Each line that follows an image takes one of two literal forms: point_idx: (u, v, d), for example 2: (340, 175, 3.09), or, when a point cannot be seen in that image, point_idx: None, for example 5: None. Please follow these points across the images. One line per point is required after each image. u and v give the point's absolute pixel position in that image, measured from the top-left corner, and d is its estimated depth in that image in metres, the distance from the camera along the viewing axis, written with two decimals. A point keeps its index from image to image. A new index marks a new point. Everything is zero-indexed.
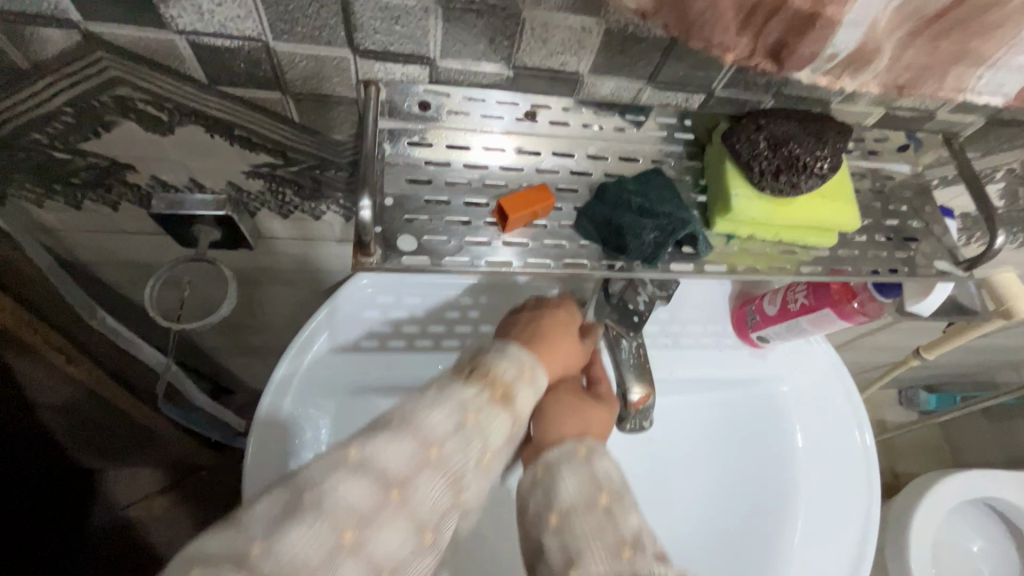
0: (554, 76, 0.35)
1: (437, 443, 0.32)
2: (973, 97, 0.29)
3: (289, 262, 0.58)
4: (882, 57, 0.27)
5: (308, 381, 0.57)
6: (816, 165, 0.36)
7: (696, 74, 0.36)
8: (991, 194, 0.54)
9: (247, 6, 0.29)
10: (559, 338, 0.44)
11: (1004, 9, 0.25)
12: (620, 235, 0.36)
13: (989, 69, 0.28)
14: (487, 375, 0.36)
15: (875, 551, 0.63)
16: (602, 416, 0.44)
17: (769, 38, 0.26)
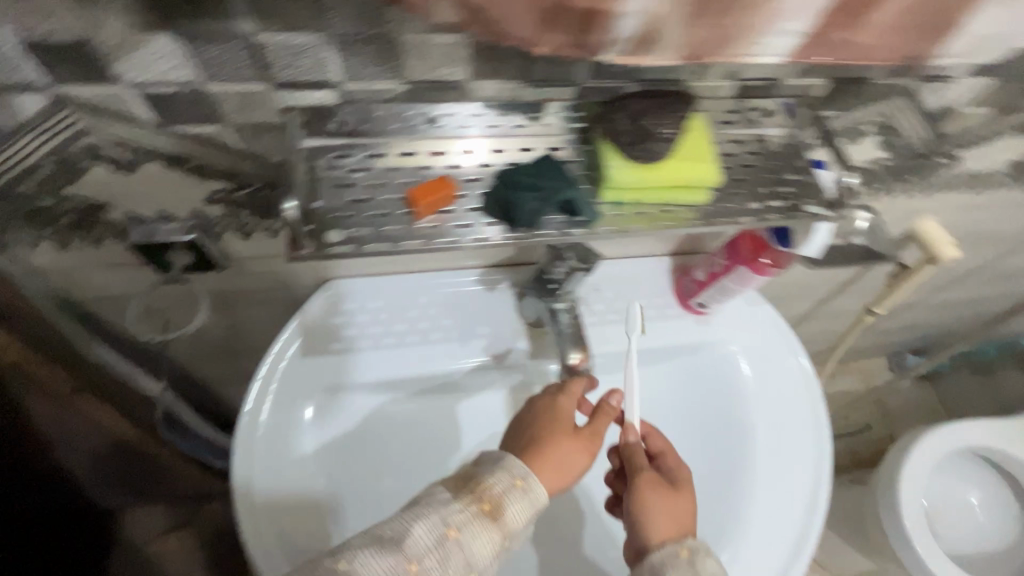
0: (443, 85, 0.42)
1: (417, 558, 0.41)
2: (753, 57, 0.36)
3: (262, 280, 0.65)
4: (671, 35, 0.33)
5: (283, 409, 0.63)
6: (662, 134, 0.44)
7: (560, 69, 0.43)
8: (870, 145, 0.60)
9: (179, 58, 0.37)
10: (560, 447, 0.51)
11: None
12: (513, 210, 0.43)
13: (762, 35, 0.35)
14: (478, 493, 0.45)
15: (830, 479, 0.68)
16: (685, 503, 0.55)
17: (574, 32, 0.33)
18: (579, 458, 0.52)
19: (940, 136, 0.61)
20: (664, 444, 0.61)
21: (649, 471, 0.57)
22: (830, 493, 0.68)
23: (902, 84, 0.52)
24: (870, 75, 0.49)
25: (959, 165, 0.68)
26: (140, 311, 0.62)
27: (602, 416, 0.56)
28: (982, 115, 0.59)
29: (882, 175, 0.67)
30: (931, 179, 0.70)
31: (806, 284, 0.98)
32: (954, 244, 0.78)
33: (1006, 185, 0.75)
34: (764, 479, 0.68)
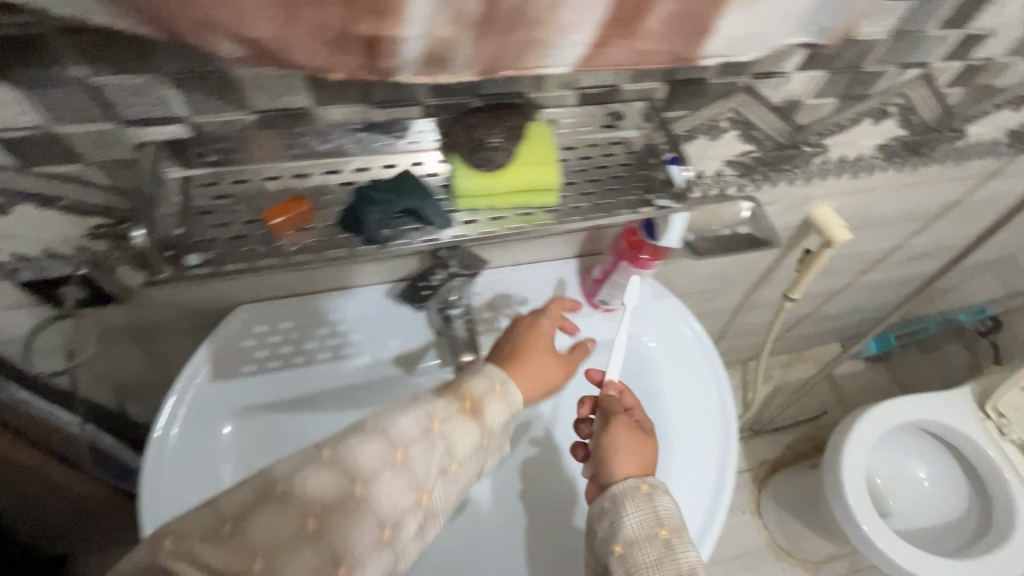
0: (291, 113, 0.46)
1: (404, 446, 0.41)
2: (543, 69, 0.40)
3: (170, 309, 0.67)
4: (459, 54, 0.37)
5: (199, 434, 0.65)
6: (494, 143, 0.48)
7: (399, 91, 0.46)
8: (730, 140, 0.64)
9: (22, 104, 0.39)
10: (536, 359, 0.58)
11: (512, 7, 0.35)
12: (359, 222, 0.47)
13: (544, 47, 0.38)
14: (459, 392, 0.47)
15: (735, 458, 0.71)
16: (649, 448, 0.61)
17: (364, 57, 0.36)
18: (551, 373, 0.58)
19: (797, 128, 0.66)
20: (633, 401, 0.67)
21: (624, 415, 0.63)
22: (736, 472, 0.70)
23: (738, 83, 0.56)
24: (703, 76, 0.53)
25: (827, 153, 0.73)
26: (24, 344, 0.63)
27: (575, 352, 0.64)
28: (830, 104, 0.63)
29: (755, 167, 0.71)
30: (805, 167, 0.74)
31: (723, 272, 1.03)
32: (843, 228, 0.83)
33: (881, 169, 0.80)
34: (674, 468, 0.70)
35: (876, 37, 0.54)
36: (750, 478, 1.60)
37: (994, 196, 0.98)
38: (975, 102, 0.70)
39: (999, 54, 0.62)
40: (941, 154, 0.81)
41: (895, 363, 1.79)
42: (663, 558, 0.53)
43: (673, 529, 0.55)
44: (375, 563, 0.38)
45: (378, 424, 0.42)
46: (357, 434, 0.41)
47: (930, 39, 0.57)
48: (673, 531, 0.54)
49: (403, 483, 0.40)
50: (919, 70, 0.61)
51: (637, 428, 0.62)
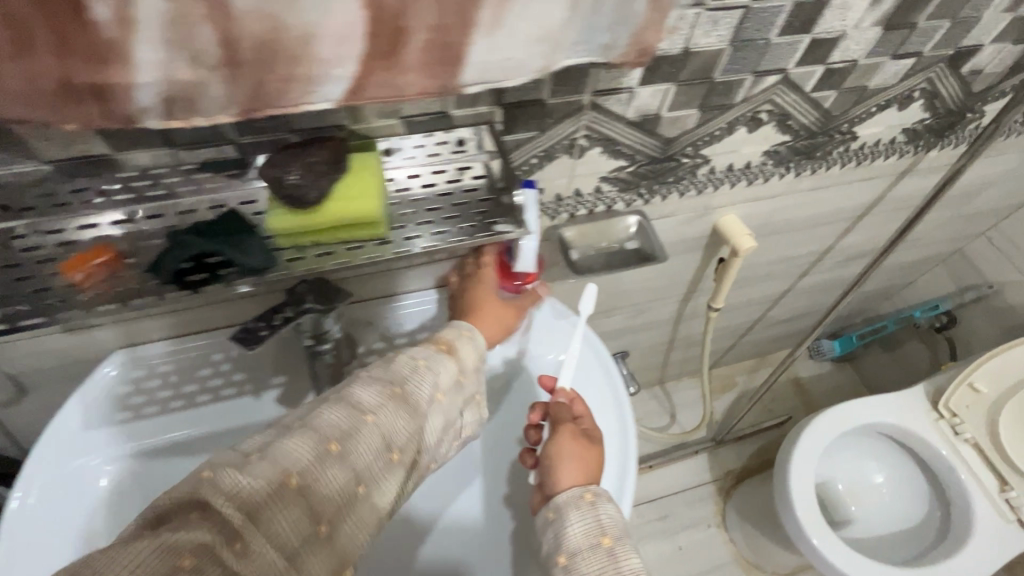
0: (92, 160, 0.45)
1: (401, 382, 0.46)
2: (310, 105, 0.39)
3: (39, 356, 0.66)
4: (207, 95, 0.36)
5: (66, 488, 0.62)
6: (294, 181, 0.45)
7: (201, 132, 0.45)
8: (596, 156, 0.63)
9: None
10: (487, 308, 0.61)
11: (246, 44, 0.34)
12: (165, 266, 0.46)
13: (303, 82, 0.37)
14: (435, 339, 0.53)
15: (632, 479, 0.65)
16: (595, 457, 0.58)
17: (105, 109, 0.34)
18: (503, 322, 0.62)
19: (666, 141, 0.65)
20: (585, 409, 0.65)
21: (570, 424, 0.61)
22: (633, 496, 0.64)
23: (581, 102, 0.55)
24: (537, 96, 0.52)
25: (711, 163, 0.72)
26: None
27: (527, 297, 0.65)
28: (694, 116, 0.62)
29: (637, 182, 0.70)
30: (692, 178, 0.73)
31: (647, 286, 1.01)
32: (745, 237, 0.83)
33: (777, 176, 0.79)
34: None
35: (716, 48, 0.54)
36: (715, 489, 1.56)
37: (912, 195, 0.96)
38: (854, 104, 0.69)
39: (861, 55, 0.61)
40: (839, 156, 0.79)
41: (862, 363, 1.76)
42: (605, 568, 0.49)
43: (617, 536, 0.51)
44: (388, 482, 0.43)
45: (378, 369, 0.47)
46: (366, 379, 0.46)
47: (778, 45, 0.56)
48: (617, 538, 0.51)
49: (406, 413, 0.45)
50: (779, 76, 0.60)
51: (584, 436, 0.60)
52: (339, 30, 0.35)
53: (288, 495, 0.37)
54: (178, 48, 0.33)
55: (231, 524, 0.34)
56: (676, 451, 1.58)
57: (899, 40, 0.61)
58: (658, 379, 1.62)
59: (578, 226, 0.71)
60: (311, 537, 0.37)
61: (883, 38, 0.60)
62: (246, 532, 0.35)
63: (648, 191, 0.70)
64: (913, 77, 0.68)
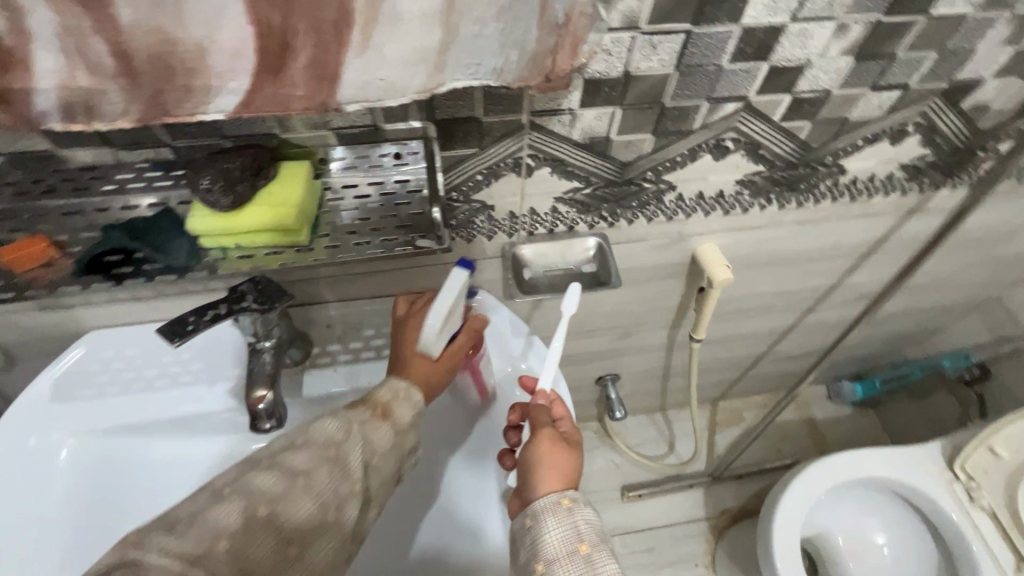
0: (38, 155, 0.48)
1: (335, 446, 0.49)
2: (205, 116, 0.40)
3: (20, 330, 0.71)
4: (107, 101, 0.38)
5: (28, 462, 0.66)
6: (209, 186, 0.46)
7: (136, 134, 0.47)
8: (547, 176, 0.62)
9: None
10: (416, 359, 0.58)
11: (136, 57, 0.36)
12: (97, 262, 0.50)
13: (196, 94, 0.38)
14: (369, 402, 0.54)
15: None
16: (574, 461, 0.57)
17: (9, 110, 0.37)
18: (436, 367, 0.59)
19: (622, 165, 0.63)
20: (564, 410, 0.63)
21: (549, 426, 0.59)
22: None
23: (519, 122, 0.54)
24: (470, 113, 0.52)
25: (678, 190, 0.69)
26: None
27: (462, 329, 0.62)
28: (650, 141, 0.60)
29: (597, 205, 0.68)
30: (659, 204, 0.70)
31: (628, 310, 0.98)
32: (723, 267, 0.79)
33: (757, 206, 0.75)
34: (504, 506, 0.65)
35: (660, 73, 0.52)
36: (708, 526, 1.48)
37: (922, 235, 0.89)
38: (834, 136, 0.65)
39: (834, 85, 0.57)
40: (827, 190, 0.75)
41: (885, 409, 1.64)
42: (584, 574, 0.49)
43: (593, 541, 0.51)
44: (319, 541, 0.46)
45: (310, 432, 0.49)
46: (301, 441, 0.49)
47: (732, 72, 0.53)
48: (595, 545, 0.51)
49: (336, 474, 0.48)
50: (740, 104, 0.57)
51: (563, 439, 0.59)
52: (227, 46, 0.36)
53: (217, 561, 0.40)
54: (75, 57, 0.35)
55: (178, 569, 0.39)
56: (670, 482, 1.52)
57: (877, 71, 0.57)
58: (658, 406, 1.56)
59: (535, 245, 0.70)
60: None
61: (856, 68, 0.56)
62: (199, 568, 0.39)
63: (607, 214, 0.68)
64: (903, 110, 0.63)
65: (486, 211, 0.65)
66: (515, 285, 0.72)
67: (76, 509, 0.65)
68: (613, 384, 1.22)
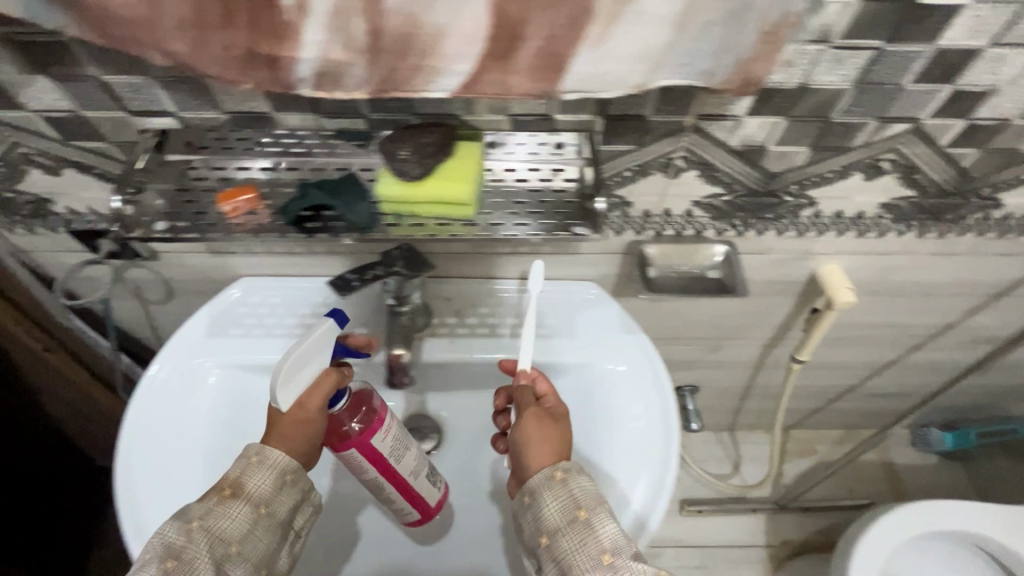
0: (256, 115, 0.54)
1: (174, 555, 0.50)
2: (428, 93, 0.44)
3: (186, 270, 0.80)
4: (352, 72, 0.42)
5: (184, 383, 0.75)
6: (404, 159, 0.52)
7: (341, 104, 0.53)
8: (692, 179, 0.63)
9: (59, 93, 0.52)
10: (276, 423, 0.57)
11: (387, 34, 0.40)
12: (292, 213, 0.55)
13: (429, 73, 0.43)
14: (221, 483, 0.56)
15: (670, 488, 0.67)
16: (563, 435, 0.59)
17: (271, 75, 0.42)
18: (297, 432, 0.57)
19: (769, 175, 0.63)
20: (548, 385, 0.64)
21: (533, 406, 0.60)
22: (666, 506, 0.67)
23: (682, 123, 0.56)
24: (639, 110, 0.54)
25: (817, 207, 0.68)
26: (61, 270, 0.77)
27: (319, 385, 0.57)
28: (804, 154, 0.60)
29: (732, 213, 0.69)
30: (794, 219, 0.70)
31: (728, 323, 0.98)
32: (847, 290, 0.77)
33: (894, 232, 0.73)
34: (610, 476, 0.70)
35: (836, 87, 0.52)
36: (767, 555, 1.45)
37: None
38: (999, 168, 0.63)
39: (1015, 115, 0.55)
40: (975, 224, 0.71)
41: (976, 464, 1.53)
42: (585, 539, 0.52)
43: (591, 506, 0.53)
44: None
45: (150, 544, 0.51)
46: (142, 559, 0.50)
47: (912, 92, 0.53)
48: (592, 509, 0.53)
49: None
50: (909, 125, 0.56)
51: (548, 416, 0.60)
52: (464, 33, 0.40)
53: None
54: (339, 33, 0.40)
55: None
56: (732, 503, 1.49)
57: None
58: (727, 425, 1.54)
59: (661, 245, 0.71)
60: None
61: None
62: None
63: (739, 223, 0.69)
64: None
65: (623, 208, 0.67)
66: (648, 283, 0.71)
67: (218, 432, 0.73)
68: (691, 396, 1.21)
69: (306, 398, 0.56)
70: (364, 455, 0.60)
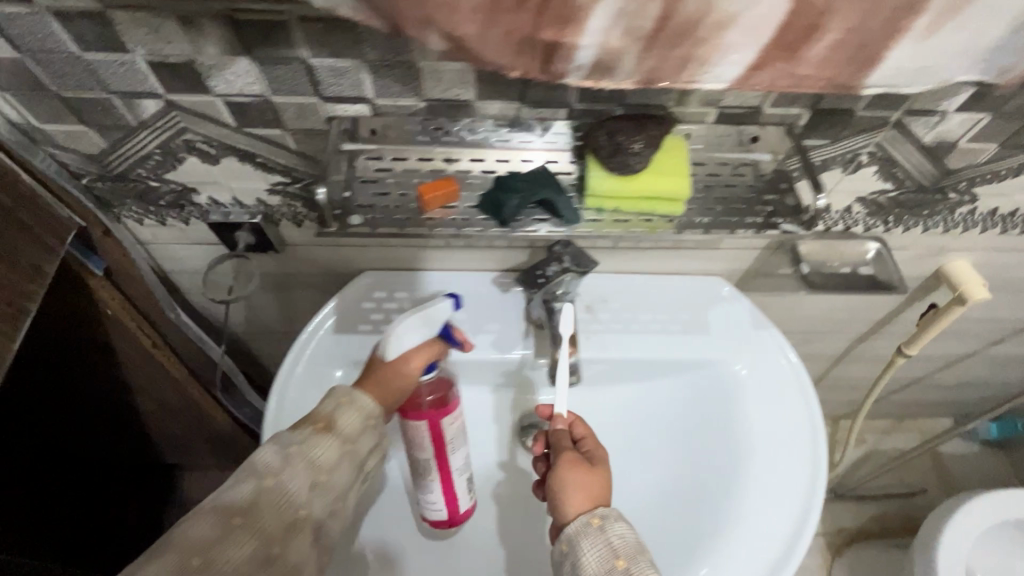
0: (455, 103, 0.52)
1: (272, 473, 0.52)
2: (701, 83, 0.42)
3: (307, 266, 0.76)
4: (625, 61, 0.40)
5: (322, 379, 0.72)
6: (632, 147, 0.49)
7: (551, 93, 0.50)
8: (868, 176, 0.62)
9: (255, 76, 0.48)
10: (378, 372, 0.60)
11: (679, 20, 0.38)
12: (499, 207, 0.52)
13: (707, 64, 0.41)
14: (312, 417, 0.57)
15: (824, 491, 0.69)
16: (601, 480, 0.60)
17: (541, 62, 0.40)
18: (395, 387, 0.59)
19: (945, 172, 0.62)
20: (586, 430, 0.66)
21: (570, 452, 0.62)
22: (823, 508, 0.68)
23: (888, 119, 0.55)
24: (851, 105, 0.53)
25: (975, 203, 0.68)
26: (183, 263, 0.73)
27: (426, 349, 0.60)
28: (989, 150, 0.60)
29: (890, 209, 0.68)
30: (947, 216, 0.70)
31: (831, 319, 0.98)
32: (983, 285, 0.77)
33: None
34: (765, 477, 0.71)
35: None
36: (825, 542, 1.48)
37: None
38: None
39: None
40: None
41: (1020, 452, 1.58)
42: None
43: (629, 555, 0.52)
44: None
45: (251, 460, 0.53)
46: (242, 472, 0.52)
47: None
48: (631, 558, 0.52)
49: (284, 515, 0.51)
50: None
51: (584, 461, 0.61)
52: (755, 20, 0.38)
53: None
54: (629, 20, 0.38)
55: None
56: None
57: None
58: None
59: (814, 241, 0.70)
60: None
61: None
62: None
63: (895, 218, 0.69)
64: None
65: None
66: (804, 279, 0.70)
67: None
68: None
69: (412, 356, 0.59)
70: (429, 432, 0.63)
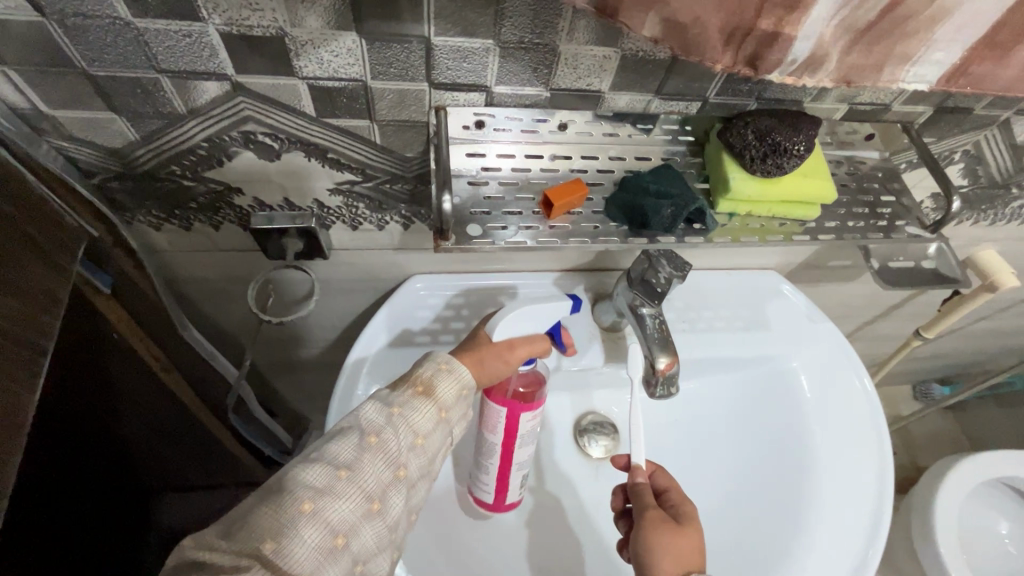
0: (583, 94, 0.45)
1: (376, 433, 0.45)
2: (905, 85, 0.39)
3: (351, 274, 0.65)
4: (832, 58, 0.36)
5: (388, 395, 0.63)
6: (795, 148, 0.45)
7: (693, 84, 0.45)
8: (954, 173, 0.62)
9: (357, 55, 0.39)
10: (483, 345, 0.52)
11: (906, 17, 0.34)
12: (643, 213, 0.47)
13: (915, 64, 0.37)
14: (411, 378, 0.50)
15: (893, 480, 0.71)
16: (694, 541, 0.53)
17: (747, 51, 0.35)
18: (494, 371, 0.52)
19: None
20: (668, 481, 0.59)
21: (655, 508, 0.55)
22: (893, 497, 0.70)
23: (997, 118, 0.55)
24: (972, 104, 0.52)
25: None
26: (201, 271, 0.61)
27: (530, 343, 0.53)
28: None
29: None
30: (997, 209, 0.73)
31: (857, 309, 1.00)
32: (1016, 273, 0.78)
33: None
34: (831, 488, 0.71)
35: None
36: None
37: None
38: None
39: None
40: None
41: None
42: None
43: None
44: (366, 533, 0.43)
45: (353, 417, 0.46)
46: (341, 426, 0.46)
47: None
48: None
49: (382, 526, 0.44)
50: None
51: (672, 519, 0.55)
52: (974, 16, 0.34)
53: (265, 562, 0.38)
54: (855, 11, 0.33)
55: (247, 555, 0.38)
56: None
57: None
58: None
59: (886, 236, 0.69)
60: (329, 550, 0.40)
61: None
62: (268, 562, 0.38)
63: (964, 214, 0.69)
64: None
65: None
66: (876, 274, 0.70)
67: None
68: None
69: (519, 343, 0.53)
70: (506, 420, 0.55)
